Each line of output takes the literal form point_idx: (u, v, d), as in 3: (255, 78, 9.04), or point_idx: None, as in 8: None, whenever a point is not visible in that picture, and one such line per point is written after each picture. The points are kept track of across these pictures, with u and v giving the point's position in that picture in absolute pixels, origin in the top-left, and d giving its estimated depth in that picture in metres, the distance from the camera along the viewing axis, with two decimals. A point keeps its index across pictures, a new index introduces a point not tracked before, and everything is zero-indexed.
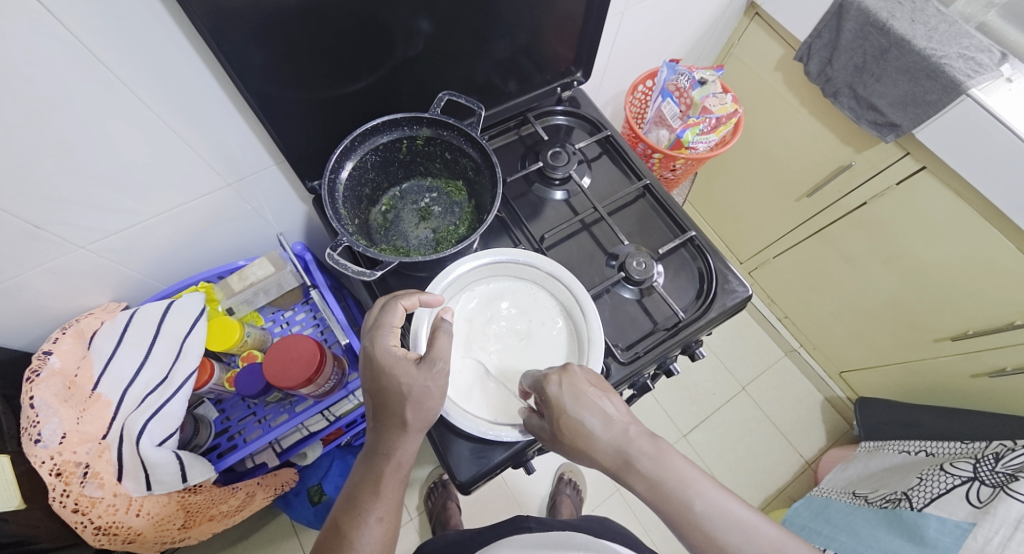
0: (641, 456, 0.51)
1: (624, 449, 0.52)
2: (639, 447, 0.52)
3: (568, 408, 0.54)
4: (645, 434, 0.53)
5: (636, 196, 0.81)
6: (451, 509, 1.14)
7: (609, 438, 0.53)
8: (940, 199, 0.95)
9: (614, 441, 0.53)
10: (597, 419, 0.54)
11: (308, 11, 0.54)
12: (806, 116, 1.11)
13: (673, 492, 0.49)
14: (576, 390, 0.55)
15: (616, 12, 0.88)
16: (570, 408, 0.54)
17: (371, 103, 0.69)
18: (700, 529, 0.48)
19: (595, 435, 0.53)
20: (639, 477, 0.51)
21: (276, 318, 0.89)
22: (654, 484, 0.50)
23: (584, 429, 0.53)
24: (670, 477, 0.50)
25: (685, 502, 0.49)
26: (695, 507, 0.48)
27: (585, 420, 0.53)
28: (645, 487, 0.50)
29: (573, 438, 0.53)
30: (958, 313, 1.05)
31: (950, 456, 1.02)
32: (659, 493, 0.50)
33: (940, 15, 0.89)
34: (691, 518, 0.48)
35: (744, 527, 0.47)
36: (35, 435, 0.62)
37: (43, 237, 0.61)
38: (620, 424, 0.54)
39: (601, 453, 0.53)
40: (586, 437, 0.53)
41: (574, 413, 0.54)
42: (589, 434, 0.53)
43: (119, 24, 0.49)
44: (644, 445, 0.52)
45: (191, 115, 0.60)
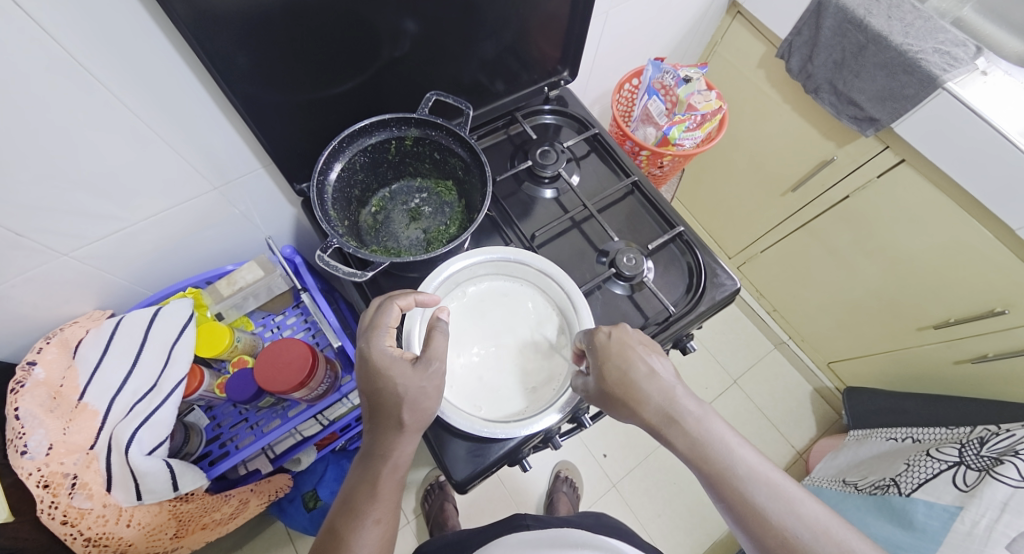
0: (686, 415, 0.54)
1: (669, 405, 0.55)
2: (684, 407, 0.55)
3: (615, 358, 0.57)
4: (690, 397, 0.56)
5: (625, 193, 0.82)
6: (448, 510, 1.14)
7: (656, 394, 0.55)
8: (920, 190, 0.97)
9: (660, 398, 0.55)
10: (646, 373, 0.56)
11: (293, 11, 0.53)
12: (788, 111, 1.13)
13: (717, 454, 0.52)
14: (625, 342, 0.58)
15: (601, 12, 0.89)
16: (618, 358, 0.57)
17: (359, 105, 0.69)
18: (741, 493, 0.50)
19: (642, 386, 0.55)
20: (681, 436, 0.53)
21: (266, 322, 0.88)
22: (697, 444, 0.52)
23: (631, 379, 0.56)
24: (712, 438, 0.52)
25: (727, 465, 0.51)
26: (738, 470, 0.51)
27: (634, 372, 0.56)
28: (685, 444, 0.53)
29: (619, 387, 0.56)
30: (940, 301, 1.08)
31: (936, 442, 1.04)
32: (702, 453, 0.52)
33: (916, 11, 0.91)
34: (733, 481, 0.50)
35: (784, 497, 0.49)
36: (21, 447, 0.61)
37: (25, 245, 0.60)
38: (667, 381, 0.56)
39: (645, 407, 0.55)
40: (633, 386, 0.56)
41: (623, 362, 0.57)
42: (635, 384, 0.56)
43: (100, 26, 0.48)
44: (689, 405, 0.55)
45: (175, 118, 0.60)
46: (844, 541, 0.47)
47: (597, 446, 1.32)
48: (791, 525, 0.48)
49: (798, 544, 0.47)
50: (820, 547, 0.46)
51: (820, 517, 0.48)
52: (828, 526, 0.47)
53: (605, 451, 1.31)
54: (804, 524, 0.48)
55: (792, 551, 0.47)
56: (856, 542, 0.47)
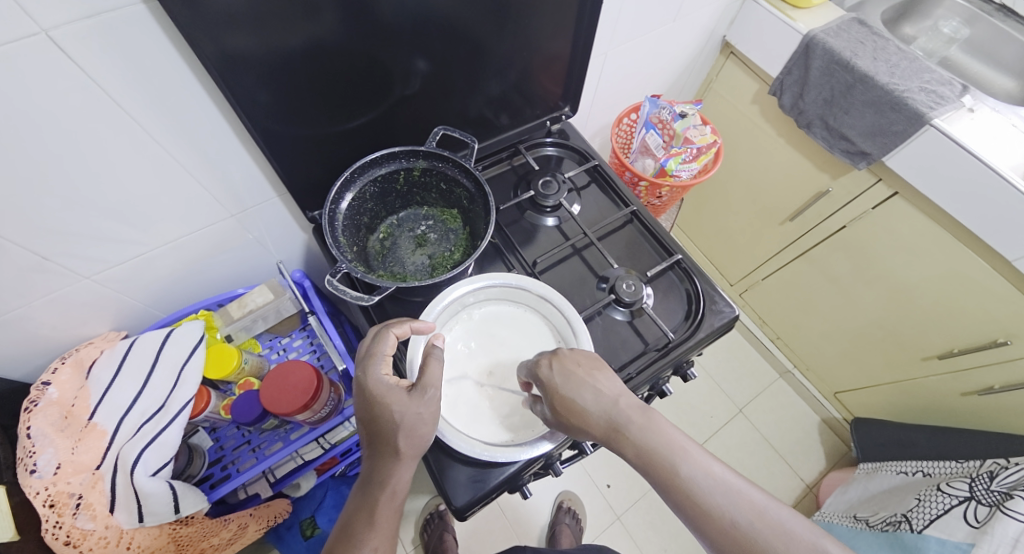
0: (629, 424, 0.56)
1: (613, 419, 0.56)
2: (628, 416, 0.56)
3: (560, 387, 0.59)
4: (635, 404, 0.57)
5: (625, 221, 0.84)
6: (448, 541, 1.12)
7: (600, 410, 0.57)
8: (914, 222, 0.99)
9: (604, 413, 0.57)
10: (589, 395, 0.58)
11: (313, 53, 0.57)
12: (783, 145, 1.16)
13: (662, 456, 0.54)
14: (567, 372, 0.60)
15: (600, 52, 0.94)
16: (562, 387, 0.59)
17: (370, 138, 0.73)
18: (687, 491, 0.52)
19: (585, 408, 0.57)
20: (628, 443, 0.55)
21: (273, 345, 0.89)
22: (642, 450, 0.54)
23: (575, 403, 0.58)
24: (658, 443, 0.54)
25: (672, 466, 0.53)
26: (680, 472, 0.53)
27: (576, 396, 0.58)
28: (634, 452, 0.55)
29: (566, 413, 0.58)
30: (943, 331, 1.08)
31: (946, 476, 1.02)
32: (648, 460, 0.54)
33: (901, 53, 0.95)
34: (678, 481, 0.52)
35: (724, 490, 0.51)
36: (31, 465, 0.62)
37: (49, 269, 0.63)
38: (611, 396, 0.58)
39: (592, 423, 0.57)
40: (579, 410, 0.57)
41: (565, 389, 0.59)
42: (580, 407, 0.57)
43: (135, 68, 0.52)
44: (632, 414, 0.56)
45: (199, 149, 0.63)
46: (784, 527, 0.49)
47: (601, 476, 1.30)
48: (733, 514, 0.50)
49: (740, 533, 0.49)
50: (761, 536, 0.49)
51: (760, 504, 0.50)
52: (767, 511, 0.50)
53: (609, 481, 1.30)
54: (744, 514, 0.50)
55: (735, 541, 0.49)
56: (791, 521, 0.49)
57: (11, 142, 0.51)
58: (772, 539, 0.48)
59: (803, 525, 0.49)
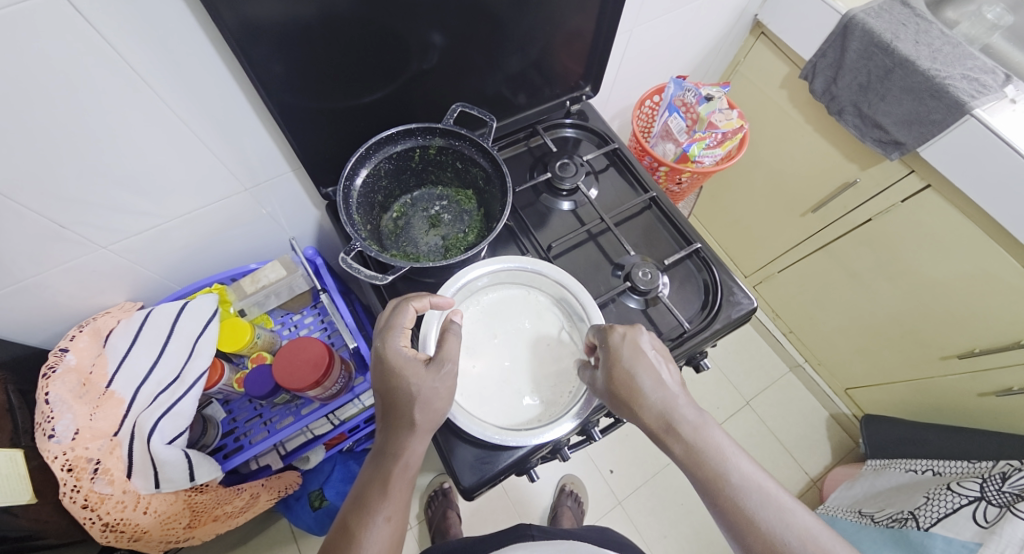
0: (685, 421, 0.55)
1: (668, 412, 0.55)
2: (684, 414, 0.55)
3: (625, 360, 0.58)
4: (691, 405, 0.56)
5: (642, 207, 0.82)
6: (451, 518, 1.14)
7: (657, 399, 0.56)
8: (944, 216, 0.96)
9: (661, 402, 0.56)
10: (652, 379, 0.57)
11: (329, 23, 0.56)
12: (811, 132, 1.12)
13: (711, 460, 0.52)
14: (637, 348, 0.59)
15: (625, 29, 0.90)
16: (627, 362, 0.58)
17: (385, 114, 0.71)
18: (734, 501, 0.50)
19: (643, 393, 0.56)
20: (678, 441, 0.54)
21: (285, 321, 0.90)
22: (693, 450, 0.53)
23: (637, 383, 0.57)
24: (709, 446, 0.53)
25: (721, 473, 0.52)
26: (730, 478, 0.51)
27: (638, 376, 0.57)
28: (683, 451, 0.54)
29: (623, 390, 0.57)
30: (966, 331, 1.05)
31: (957, 476, 1.01)
32: (697, 460, 0.53)
33: (944, 37, 0.90)
34: (727, 489, 0.51)
35: (775, 506, 0.50)
36: (49, 430, 0.63)
37: (66, 238, 0.63)
38: (671, 390, 0.57)
39: (645, 409, 0.56)
40: (637, 391, 0.56)
41: (630, 366, 0.58)
42: (639, 388, 0.56)
43: (153, 36, 0.51)
44: (689, 413, 0.55)
45: (215, 120, 0.62)
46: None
47: (604, 461, 1.31)
48: (779, 529, 0.48)
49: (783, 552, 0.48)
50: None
51: (809, 526, 0.49)
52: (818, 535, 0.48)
53: (612, 467, 1.30)
54: (794, 533, 0.48)
55: None
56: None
57: (25, 108, 0.50)
58: None
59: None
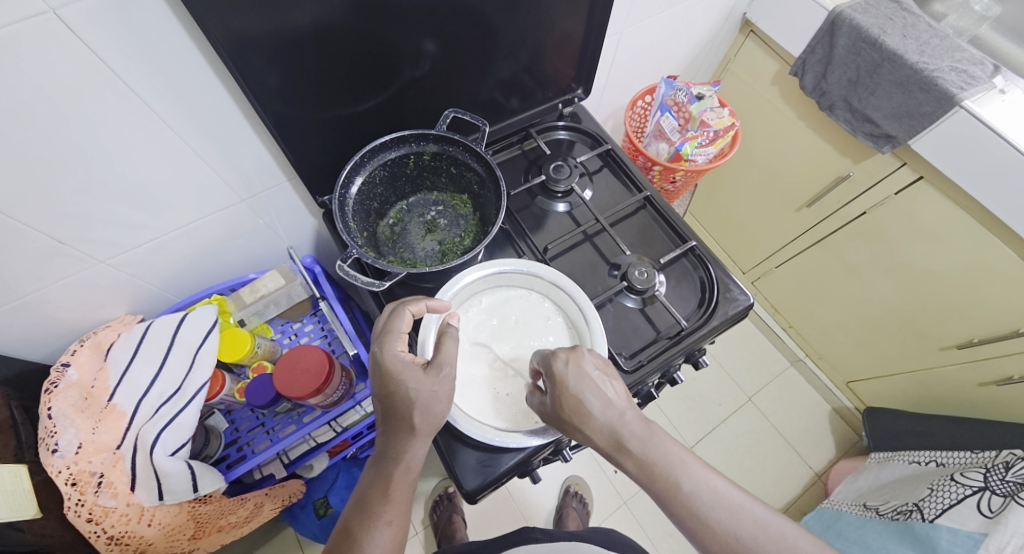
0: (633, 437, 0.55)
1: (617, 430, 0.55)
2: (632, 429, 0.55)
3: (569, 385, 0.56)
4: (639, 418, 0.56)
5: (637, 207, 0.83)
6: (457, 522, 1.14)
7: (605, 420, 0.55)
8: (937, 207, 0.96)
9: (609, 422, 0.55)
10: (598, 400, 0.55)
11: (320, 33, 0.56)
12: (803, 128, 1.13)
13: (663, 470, 0.53)
14: (580, 371, 0.57)
15: (614, 31, 0.91)
16: (572, 387, 0.56)
17: (379, 121, 0.72)
18: (688, 508, 0.52)
19: (593, 417, 0.55)
20: (630, 458, 0.54)
21: (285, 330, 0.91)
22: (646, 463, 0.54)
23: (583, 407, 0.55)
24: (660, 458, 0.54)
25: (673, 482, 0.53)
26: (683, 485, 0.52)
27: (584, 400, 0.55)
28: (636, 466, 0.54)
29: (572, 415, 0.56)
30: (964, 321, 1.05)
31: (960, 466, 1.01)
32: (650, 472, 0.53)
33: (931, 30, 0.91)
34: (680, 497, 0.52)
35: (728, 507, 0.52)
36: (53, 445, 0.64)
37: (65, 253, 0.64)
38: (618, 408, 0.56)
39: (596, 433, 0.55)
40: (585, 415, 0.55)
41: (575, 391, 0.56)
42: (586, 412, 0.55)
43: (148, 52, 0.52)
44: (637, 428, 0.55)
45: (210, 132, 0.63)
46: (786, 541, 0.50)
47: (608, 461, 1.31)
48: (735, 528, 0.51)
49: (740, 547, 0.50)
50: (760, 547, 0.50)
51: (759, 518, 0.51)
52: (768, 525, 0.51)
53: (616, 467, 1.30)
54: (745, 528, 0.51)
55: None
56: (793, 535, 0.51)
57: (23, 126, 0.51)
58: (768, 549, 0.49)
59: (800, 535, 0.51)
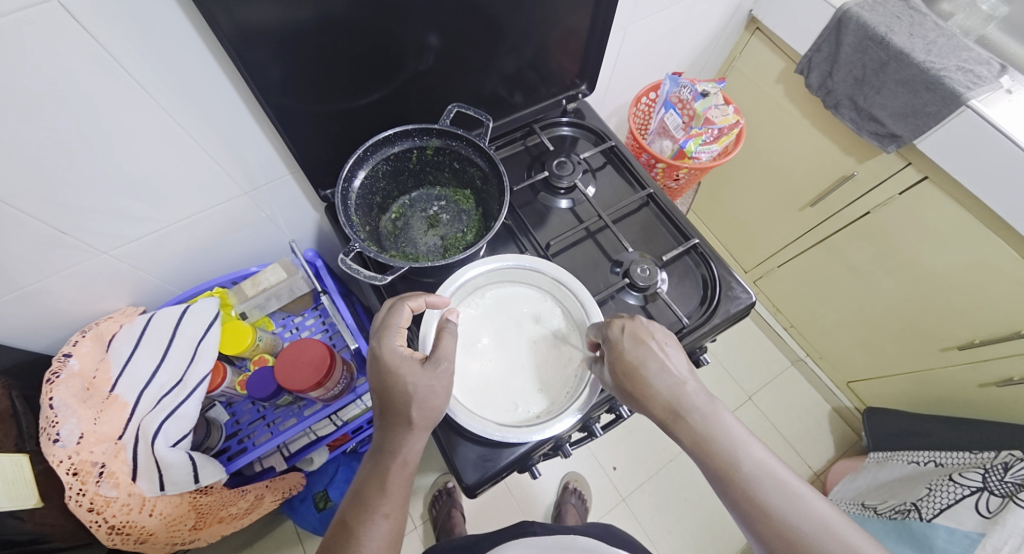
0: (693, 410, 0.55)
1: (678, 400, 0.55)
2: (693, 401, 0.55)
3: (628, 352, 0.57)
4: (700, 391, 0.56)
5: (640, 204, 0.82)
6: (456, 517, 1.15)
7: (665, 389, 0.56)
8: (941, 207, 0.96)
9: (668, 392, 0.56)
10: (658, 368, 0.57)
11: (324, 26, 0.56)
12: (808, 127, 1.12)
13: (722, 448, 0.53)
14: (639, 339, 0.58)
15: (619, 27, 0.91)
16: (631, 353, 0.57)
17: (382, 115, 0.72)
18: (744, 488, 0.51)
19: (653, 384, 0.56)
20: (687, 430, 0.54)
21: (286, 323, 0.91)
22: (702, 439, 0.54)
23: (642, 373, 0.57)
24: (721, 434, 0.53)
25: (732, 462, 0.52)
26: (741, 468, 0.52)
27: (644, 367, 0.57)
28: (691, 439, 0.54)
29: (629, 382, 0.57)
30: (966, 321, 1.05)
31: (959, 467, 1.01)
32: (706, 449, 0.53)
33: (939, 29, 0.91)
34: (737, 476, 0.51)
35: (786, 493, 0.50)
36: (55, 435, 0.64)
37: (68, 244, 0.64)
38: (678, 378, 0.57)
39: (655, 402, 0.56)
40: (644, 382, 0.56)
41: (636, 357, 0.57)
42: (645, 379, 0.56)
43: (152, 42, 0.52)
44: (698, 401, 0.55)
45: (213, 125, 0.63)
46: (847, 537, 0.48)
47: (607, 458, 1.31)
48: (793, 519, 0.49)
49: (794, 538, 0.48)
50: (820, 542, 0.47)
51: (822, 513, 0.49)
52: (831, 523, 0.48)
53: (615, 464, 1.31)
54: (805, 520, 0.49)
55: (787, 544, 0.48)
56: (858, 539, 0.48)
57: (26, 115, 0.51)
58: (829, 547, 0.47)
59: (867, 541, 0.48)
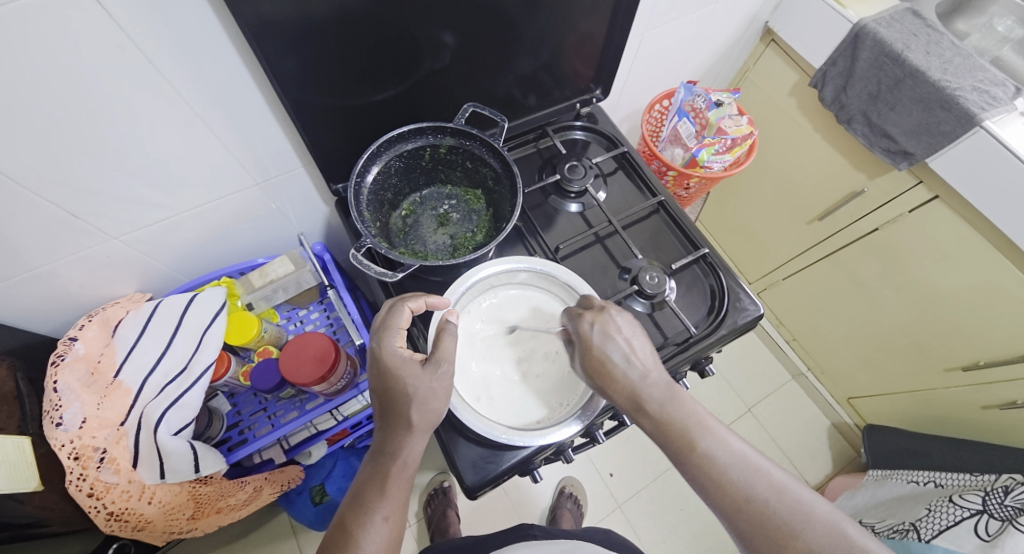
0: (653, 398, 0.56)
1: (638, 391, 0.57)
2: (654, 390, 0.57)
3: (593, 343, 0.59)
4: (662, 379, 0.57)
5: (650, 211, 0.82)
6: (450, 517, 1.14)
7: (627, 379, 0.57)
8: (951, 227, 0.96)
9: (630, 382, 0.57)
10: (620, 360, 0.57)
11: (344, 20, 0.56)
12: (819, 140, 1.12)
13: (681, 432, 0.55)
14: (603, 331, 0.59)
15: (636, 33, 0.91)
16: (595, 345, 0.58)
17: (396, 112, 0.72)
18: (701, 465, 0.53)
19: (617, 375, 0.57)
20: (648, 416, 0.56)
21: (291, 316, 0.91)
22: (662, 423, 0.55)
23: (606, 365, 0.58)
24: (679, 418, 0.55)
25: (689, 442, 0.54)
26: (698, 446, 0.53)
27: (606, 359, 0.58)
28: (652, 425, 0.56)
29: (595, 373, 0.58)
30: (970, 342, 1.05)
31: (959, 488, 1.00)
32: (666, 432, 0.55)
33: (955, 48, 0.91)
34: (695, 454, 0.53)
35: (742, 466, 0.52)
36: (57, 418, 0.64)
37: (79, 227, 0.64)
38: (641, 368, 0.57)
39: (617, 392, 0.57)
40: (606, 372, 0.58)
41: (598, 349, 0.58)
42: (607, 370, 0.58)
43: (173, 30, 0.52)
44: (659, 388, 0.57)
45: (228, 114, 0.63)
46: (796, 502, 0.50)
47: (604, 464, 1.31)
48: (748, 489, 0.51)
49: (750, 509, 0.50)
50: (771, 508, 0.50)
51: (775, 481, 0.51)
52: (784, 490, 0.51)
53: (612, 470, 1.30)
54: (760, 493, 0.51)
55: (744, 516, 0.50)
56: (809, 502, 0.50)
57: (43, 97, 0.51)
58: (779, 512, 0.49)
59: (820, 505, 0.50)
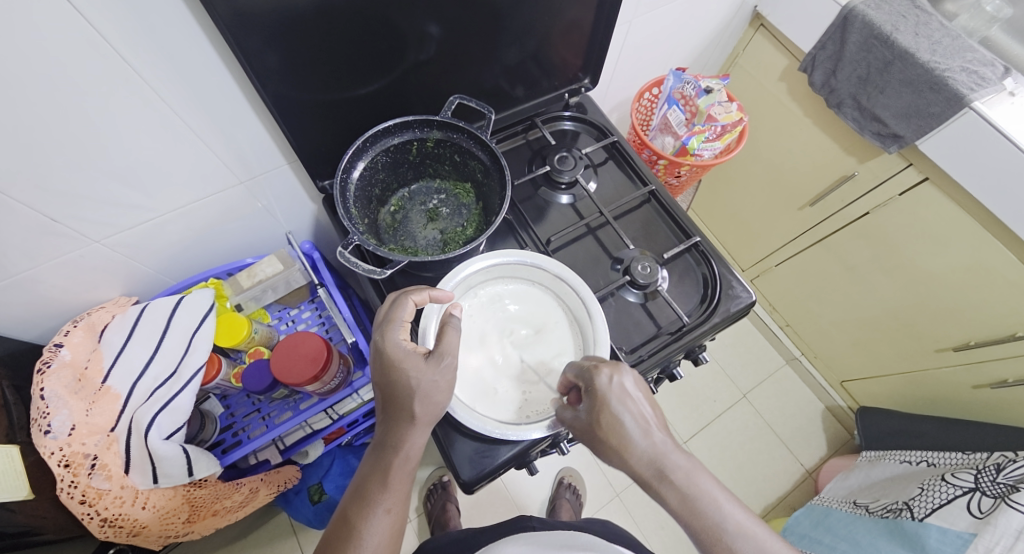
0: (675, 469, 0.52)
1: (659, 460, 0.52)
2: (675, 461, 0.52)
3: (609, 404, 0.54)
4: (680, 449, 0.54)
5: (642, 201, 0.82)
6: (450, 511, 1.15)
7: (647, 447, 0.53)
8: (941, 209, 0.96)
9: (651, 450, 0.53)
10: (638, 425, 0.54)
11: (325, 12, 0.55)
12: (810, 125, 1.12)
13: (706, 512, 0.50)
14: (623, 391, 0.55)
15: (624, 20, 0.90)
16: (612, 406, 0.54)
17: (382, 105, 0.70)
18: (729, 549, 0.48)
19: (632, 439, 0.53)
20: (671, 490, 0.51)
21: (282, 316, 0.90)
22: (686, 499, 0.50)
23: (622, 429, 0.54)
24: (704, 494, 0.51)
25: (717, 523, 0.49)
26: (727, 528, 0.49)
27: (624, 422, 0.54)
28: (676, 500, 0.51)
29: (610, 436, 0.54)
30: (960, 323, 1.06)
31: (951, 467, 1.01)
32: (692, 509, 0.50)
33: (943, 29, 0.90)
34: (722, 537, 0.49)
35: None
36: (45, 426, 0.62)
37: (58, 231, 0.62)
38: (660, 435, 0.54)
39: (636, 458, 0.53)
40: (623, 437, 0.53)
41: (614, 410, 0.54)
42: (625, 433, 0.53)
43: (147, 26, 0.50)
44: (679, 459, 0.53)
45: (209, 112, 0.61)
46: None
47: None
48: None
49: None
50: None
51: None
52: None
53: None
54: None
55: None
56: None
57: (13, 98, 0.49)
58: None
59: None
